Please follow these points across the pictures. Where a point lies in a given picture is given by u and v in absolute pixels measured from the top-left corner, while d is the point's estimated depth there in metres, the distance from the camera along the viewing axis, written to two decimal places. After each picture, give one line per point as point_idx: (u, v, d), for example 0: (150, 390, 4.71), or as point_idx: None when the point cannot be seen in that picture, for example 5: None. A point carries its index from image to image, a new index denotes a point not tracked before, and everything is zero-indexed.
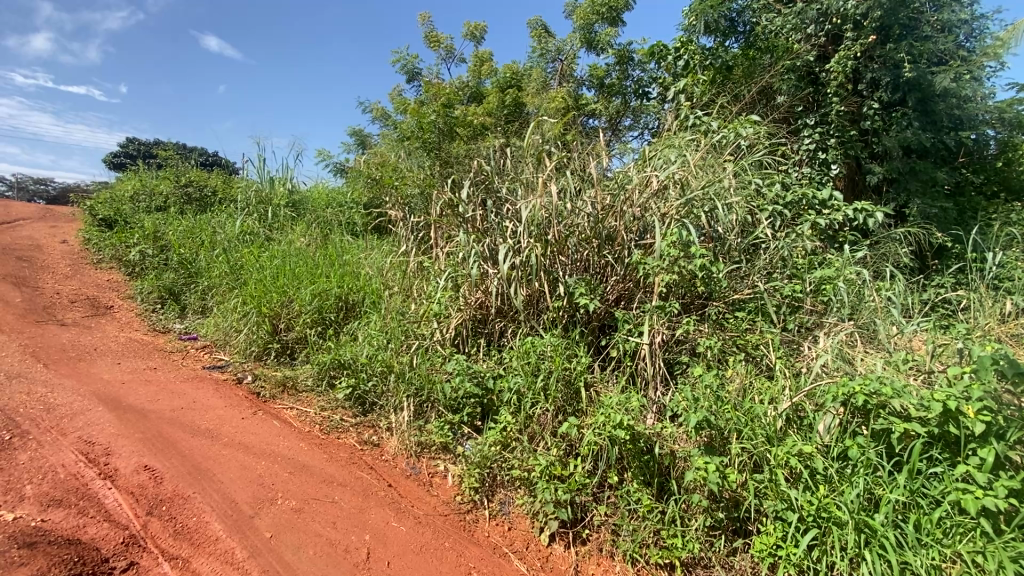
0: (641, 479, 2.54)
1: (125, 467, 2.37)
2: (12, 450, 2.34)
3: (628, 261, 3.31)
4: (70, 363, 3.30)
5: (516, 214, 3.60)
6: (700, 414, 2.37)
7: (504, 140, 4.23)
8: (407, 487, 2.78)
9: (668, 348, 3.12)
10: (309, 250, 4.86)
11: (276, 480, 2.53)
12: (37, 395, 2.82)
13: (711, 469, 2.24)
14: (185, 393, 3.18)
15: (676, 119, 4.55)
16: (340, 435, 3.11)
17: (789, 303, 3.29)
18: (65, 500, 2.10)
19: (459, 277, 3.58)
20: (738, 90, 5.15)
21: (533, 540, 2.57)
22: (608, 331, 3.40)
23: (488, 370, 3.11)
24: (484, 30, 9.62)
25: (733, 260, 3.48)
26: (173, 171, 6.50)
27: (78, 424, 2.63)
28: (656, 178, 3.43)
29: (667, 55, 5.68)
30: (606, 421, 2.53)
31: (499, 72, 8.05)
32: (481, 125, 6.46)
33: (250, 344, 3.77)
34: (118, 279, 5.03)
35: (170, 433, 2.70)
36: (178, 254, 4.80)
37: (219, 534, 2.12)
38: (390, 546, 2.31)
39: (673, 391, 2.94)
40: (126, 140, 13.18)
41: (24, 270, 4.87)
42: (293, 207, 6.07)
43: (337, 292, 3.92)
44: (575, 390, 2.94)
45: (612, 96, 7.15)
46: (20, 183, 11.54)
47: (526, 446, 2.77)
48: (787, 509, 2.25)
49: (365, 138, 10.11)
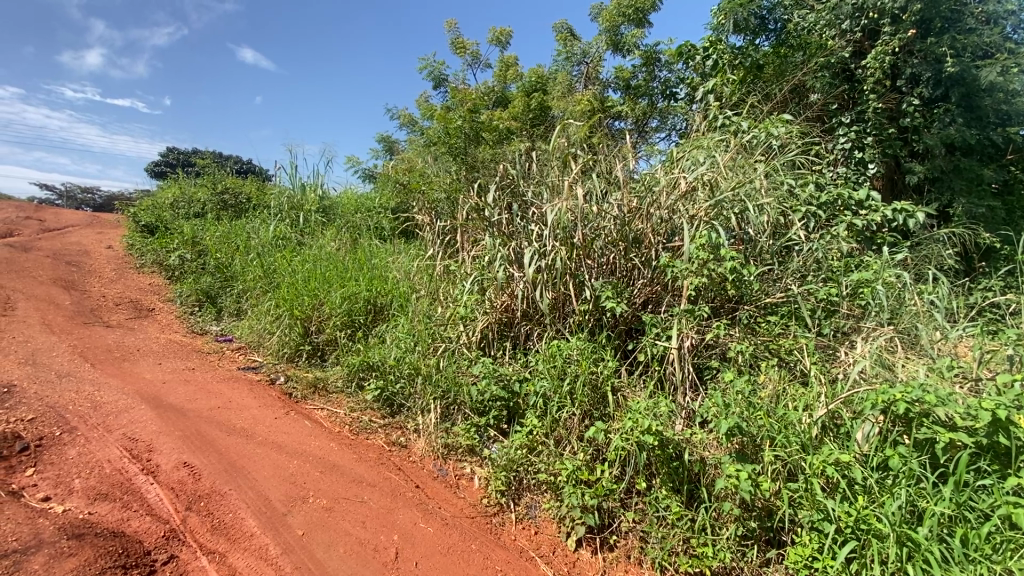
0: (670, 486, 2.51)
1: (166, 463, 2.46)
2: (63, 445, 2.47)
3: (656, 264, 3.28)
4: (116, 363, 3.45)
5: (541, 217, 3.60)
6: (733, 420, 2.29)
7: (530, 143, 4.24)
8: (434, 489, 2.81)
9: (698, 353, 3.09)
10: (340, 254, 4.98)
11: (308, 479, 2.59)
12: (85, 393, 2.96)
13: (743, 478, 2.18)
14: (222, 393, 3.29)
15: (704, 120, 4.49)
16: (369, 436, 3.16)
17: (824, 307, 3.20)
18: (111, 494, 2.20)
19: (485, 281, 3.61)
20: (769, 89, 5.03)
21: (561, 544, 2.56)
22: (635, 336, 3.38)
23: (514, 373, 3.13)
24: (509, 35, 9.70)
25: (764, 262, 3.41)
26: (210, 179, 6.76)
27: (123, 421, 2.74)
28: (685, 179, 3.39)
29: (696, 55, 5.59)
30: (635, 426, 2.50)
31: (525, 77, 8.10)
32: (508, 128, 6.42)
33: (283, 346, 3.88)
34: (159, 283, 5.24)
35: (208, 431, 2.79)
36: (216, 259, 4.97)
37: (254, 530, 2.18)
38: (418, 547, 2.33)
39: (703, 397, 2.89)
40: (168, 150, 13.83)
41: (73, 273, 5.13)
42: (324, 213, 6.21)
43: (366, 295, 3.99)
44: (602, 394, 2.91)
45: (639, 97, 7.09)
46: (69, 192, 12.21)
47: (552, 450, 2.77)
48: (824, 519, 2.18)
49: (393, 145, 10.27)
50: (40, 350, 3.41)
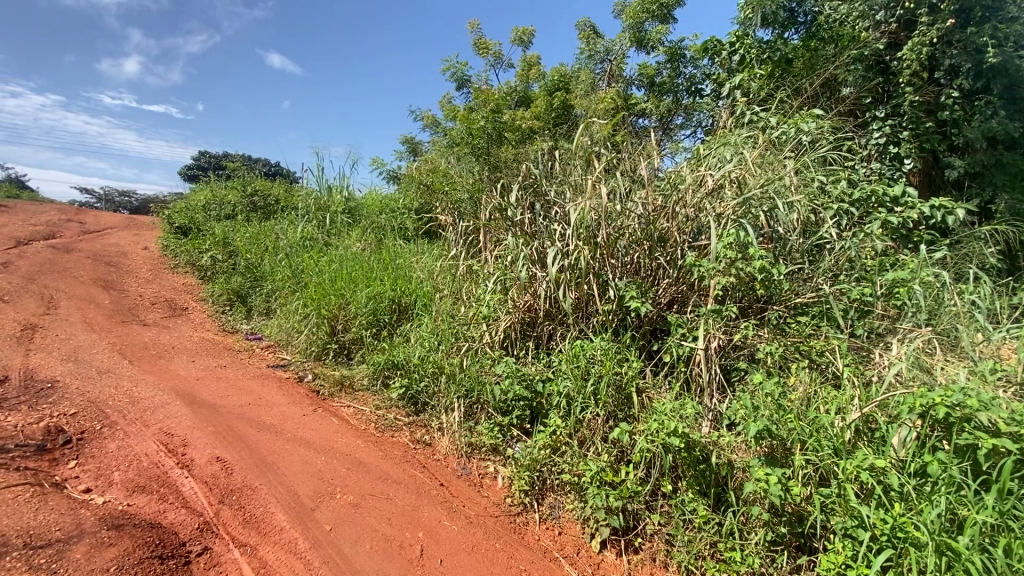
0: (697, 489, 2.47)
1: (200, 458, 2.54)
2: (103, 439, 2.57)
3: (682, 263, 3.24)
4: (152, 360, 3.57)
5: (564, 216, 3.59)
6: (762, 423, 2.24)
7: (553, 143, 4.22)
8: (458, 487, 2.82)
9: (725, 354, 3.05)
10: (364, 254, 5.05)
11: (335, 475, 2.64)
12: (124, 388, 3.08)
13: (772, 482, 2.13)
14: (253, 390, 3.38)
15: (731, 116, 4.40)
16: (394, 434, 3.20)
17: (857, 307, 3.10)
18: (148, 486, 2.28)
19: (508, 281, 3.61)
20: (799, 84, 4.89)
21: (585, 545, 2.54)
22: (660, 336, 3.35)
23: (537, 373, 3.14)
24: (531, 35, 9.69)
25: (794, 261, 3.33)
26: (241, 181, 6.95)
27: (159, 416, 2.84)
28: (711, 177, 3.33)
29: (722, 50, 5.49)
30: (660, 428, 2.47)
31: (547, 76, 8.08)
32: (530, 128, 6.40)
33: (310, 344, 3.96)
34: (192, 283, 5.41)
35: (240, 427, 2.87)
36: (246, 259, 5.11)
37: (284, 524, 2.23)
38: (443, 544, 2.35)
39: (730, 399, 2.84)
40: (200, 154, 14.28)
41: (112, 274, 5.33)
42: (349, 213, 6.30)
43: (390, 295, 4.04)
44: (627, 396, 2.88)
45: (663, 94, 7.01)
46: (108, 195, 12.71)
47: (576, 450, 2.75)
48: (858, 527, 2.09)
49: (416, 146, 10.38)
50: (81, 348, 3.56)
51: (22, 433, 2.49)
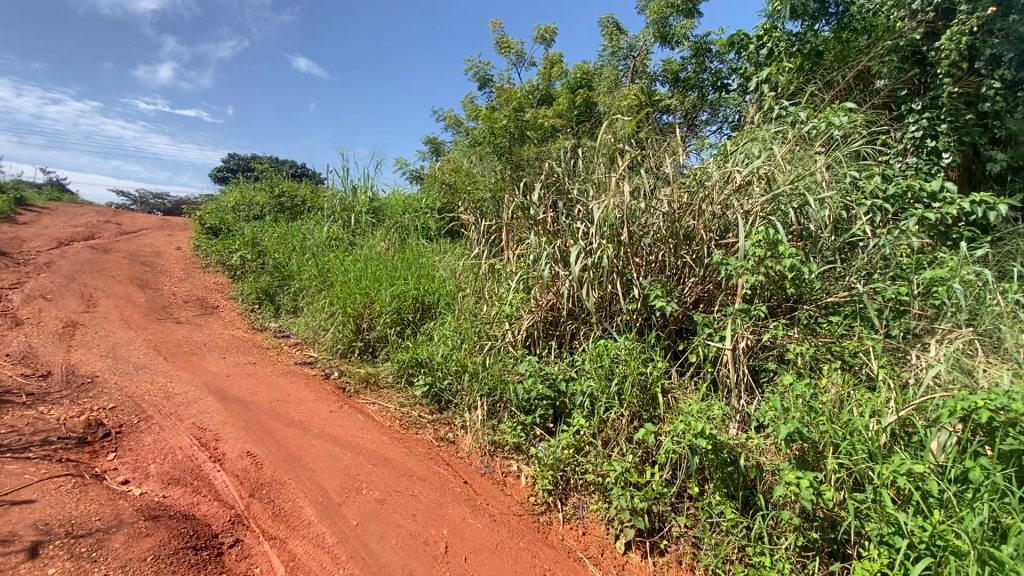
0: (724, 492, 2.42)
1: (231, 452, 2.60)
2: (140, 433, 2.66)
3: (708, 262, 3.18)
4: (185, 357, 3.68)
5: (587, 214, 3.56)
6: (792, 425, 2.17)
7: (576, 140, 4.19)
8: (482, 485, 2.83)
9: (753, 354, 2.99)
10: (388, 253, 5.10)
11: (361, 471, 2.67)
12: (159, 384, 3.18)
13: (803, 486, 2.07)
14: (281, 386, 3.45)
15: (759, 111, 4.30)
16: (418, 431, 3.23)
17: (892, 307, 2.99)
18: (182, 479, 2.36)
19: (531, 279, 3.60)
20: (830, 76, 4.76)
21: (609, 546, 2.52)
22: (686, 336, 3.30)
23: (561, 372, 3.13)
24: (554, 33, 9.66)
25: (826, 260, 3.25)
26: (269, 183, 7.11)
27: (193, 411, 2.92)
28: (739, 173, 3.26)
29: (749, 44, 5.37)
30: (687, 429, 2.43)
31: (570, 73, 8.03)
32: (553, 126, 6.36)
33: (336, 342, 4.02)
34: (223, 282, 5.56)
35: (269, 423, 2.94)
36: (274, 259, 5.23)
37: (312, 518, 2.27)
38: (467, 542, 2.35)
39: (759, 400, 2.79)
40: (230, 156, 14.67)
41: (147, 273, 5.52)
42: (374, 213, 6.38)
43: (414, 294, 4.08)
44: (652, 396, 2.85)
45: (688, 90, 6.91)
46: (143, 197, 13.17)
47: (600, 450, 2.73)
48: (895, 534, 2.01)
49: (439, 146, 10.45)
50: (119, 344, 3.69)
51: (65, 425, 2.60)
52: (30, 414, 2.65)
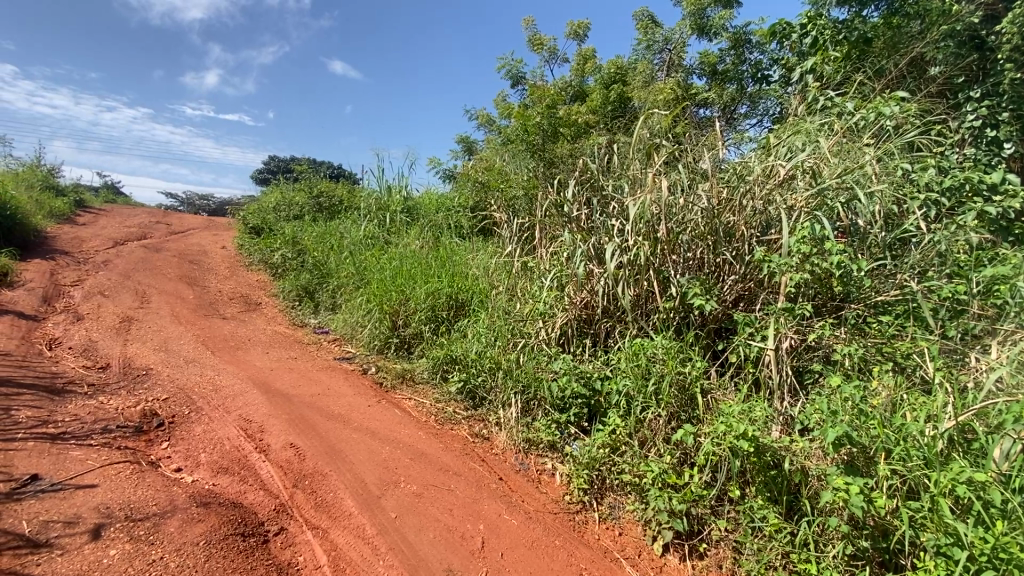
0: (767, 496, 2.36)
1: (276, 443, 2.69)
2: (191, 423, 2.78)
3: (750, 260, 3.11)
4: (231, 351, 3.83)
5: (623, 211, 3.50)
6: (842, 429, 2.08)
7: (610, 136, 4.13)
8: (517, 482, 2.83)
9: (797, 355, 2.89)
10: (422, 252, 5.17)
11: (398, 465, 2.72)
12: (208, 377, 3.32)
13: (853, 492, 1.97)
14: (322, 381, 3.55)
15: (803, 102, 4.14)
16: (454, 427, 3.26)
17: (949, 306, 2.83)
18: (230, 468, 2.46)
19: (565, 277, 3.58)
20: (880, 64, 4.54)
21: (646, 548, 2.48)
22: (725, 336, 3.22)
23: (596, 371, 3.11)
24: (587, 28, 9.57)
25: (875, 257, 3.11)
26: (307, 183, 7.33)
27: (239, 403, 3.04)
28: (782, 167, 3.16)
29: (792, 33, 5.16)
30: (727, 430, 2.38)
31: (604, 69, 7.94)
32: (586, 123, 6.29)
33: (373, 338, 4.09)
34: (265, 280, 5.76)
35: (310, 416, 3.02)
36: (313, 257, 5.39)
37: (352, 510, 2.32)
38: (503, 538, 2.36)
39: (803, 402, 2.70)
40: (270, 158, 15.19)
41: (195, 271, 5.77)
42: (408, 212, 6.48)
43: (448, 291, 4.12)
44: (690, 396, 2.79)
45: (727, 82, 6.73)
46: (189, 199, 13.78)
47: (637, 451, 2.69)
48: (954, 545, 1.88)
49: (472, 145, 10.53)
50: (171, 339, 3.87)
51: (123, 415, 2.75)
52: (91, 404, 2.82)
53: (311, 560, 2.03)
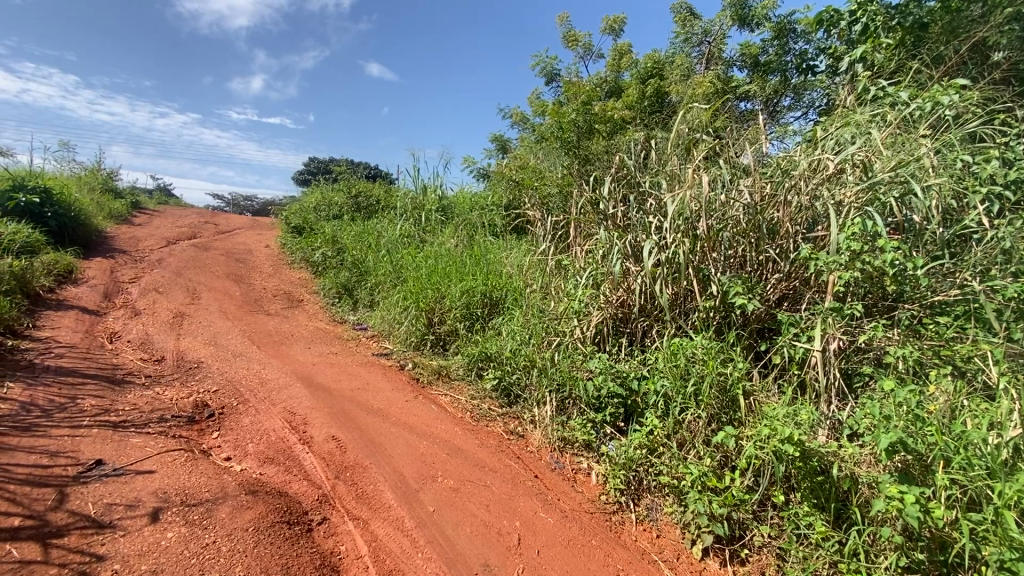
0: (813, 503, 2.29)
1: (318, 435, 2.78)
2: (239, 415, 2.90)
3: (794, 257, 3.01)
4: (275, 346, 3.97)
5: (660, 208, 3.42)
6: (896, 435, 1.97)
7: (647, 132, 4.06)
8: (552, 480, 2.82)
9: (846, 357, 2.78)
10: (457, 250, 5.23)
11: (436, 460, 2.76)
12: (254, 370, 3.45)
13: (908, 502, 1.87)
14: (361, 375, 3.64)
15: (852, 93, 3.95)
16: (489, 424, 3.28)
17: (1016, 307, 2.61)
18: (276, 458, 2.56)
19: (600, 276, 3.54)
20: (938, 51, 4.28)
21: (685, 551, 2.43)
22: (768, 336, 3.13)
23: (632, 370, 3.07)
24: (623, 22, 9.43)
25: (932, 255, 2.95)
26: (346, 184, 7.52)
27: (283, 396, 3.15)
28: (831, 161, 3.03)
29: (839, 21, 4.92)
30: (771, 434, 2.31)
31: (640, 63, 7.80)
32: (622, 118, 6.19)
33: (410, 334, 4.16)
34: (306, 277, 5.95)
35: (351, 410, 3.10)
36: (352, 256, 5.53)
37: (391, 502, 2.38)
38: (540, 536, 2.36)
39: (852, 405, 2.60)
40: (311, 160, 15.68)
41: (241, 269, 6.01)
42: (443, 211, 6.55)
43: (482, 289, 4.15)
44: (732, 398, 2.71)
45: (769, 74, 6.48)
46: (235, 200, 14.37)
47: (675, 452, 2.65)
48: (1021, 561, 1.71)
49: (505, 143, 10.57)
50: (219, 334, 4.05)
51: (177, 406, 2.89)
52: (149, 394, 2.98)
53: (352, 550, 2.09)
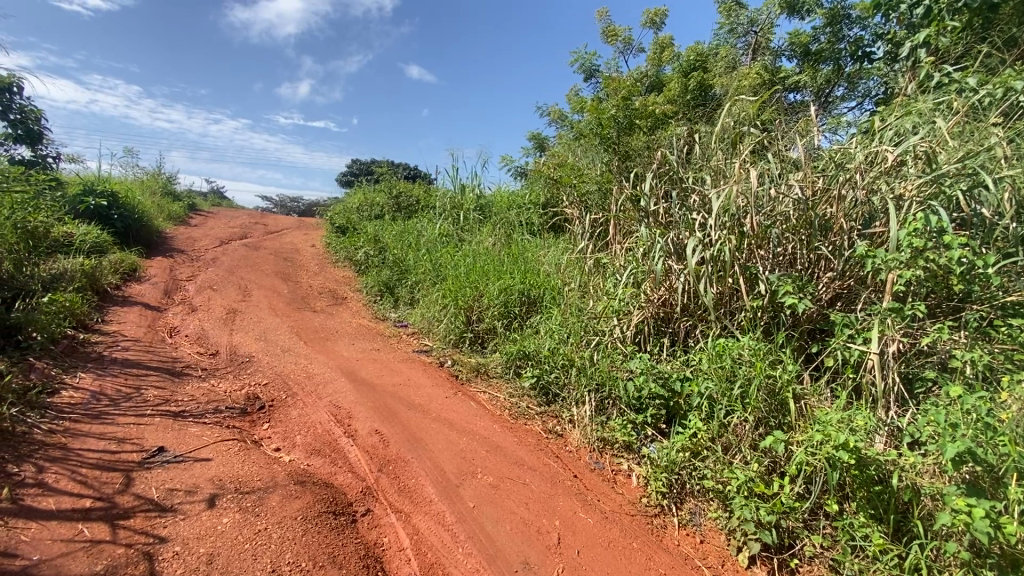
0: (870, 514, 2.18)
1: (362, 429, 2.85)
2: (288, 408, 3.02)
3: (849, 255, 2.86)
4: (321, 342, 4.10)
5: (704, 204, 3.32)
6: (964, 444, 1.84)
7: (690, 126, 3.94)
8: (592, 481, 2.78)
9: (907, 361, 2.63)
10: (495, 249, 5.26)
11: (475, 456, 2.79)
12: (302, 365, 3.58)
13: (977, 517, 1.74)
14: (402, 371, 3.71)
15: (913, 81, 3.71)
16: (527, 422, 3.27)
17: None
18: (322, 450, 2.64)
19: (641, 274, 3.47)
20: (1012, 32, 3.96)
21: (730, 558, 2.36)
22: (820, 338, 3.00)
23: (675, 371, 3.00)
24: (665, 15, 9.23)
25: (1004, 252, 2.74)
26: (387, 184, 7.69)
27: (329, 390, 3.25)
28: (890, 153, 2.86)
29: (900, 5, 4.63)
30: (824, 440, 2.21)
31: (682, 57, 7.61)
32: (663, 113, 6.04)
33: (449, 332, 4.21)
34: (349, 276, 6.12)
35: (393, 404, 3.17)
36: (393, 255, 5.65)
37: (432, 496, 2.41)
38: (580, 536, 2.34)
39: (913, 412, 2.46)
40: (353, 162, 16.14)
41: (288, 267, 6.26)
42: (481, 210, 6.60)
43: (520, 288, 4.15)
44: (781, 402, 2.61)
45: (821, 63, 6.18)
46: (282, 201, 14.99)
47: (720, 456, 2.57)
48: None
49: (543, 141, 10.53)
50: (269, 329, 4.22)
51: (231, 398, 3.04)
52: (205, 386, 3.15)
53: (395, 542, 2.14)
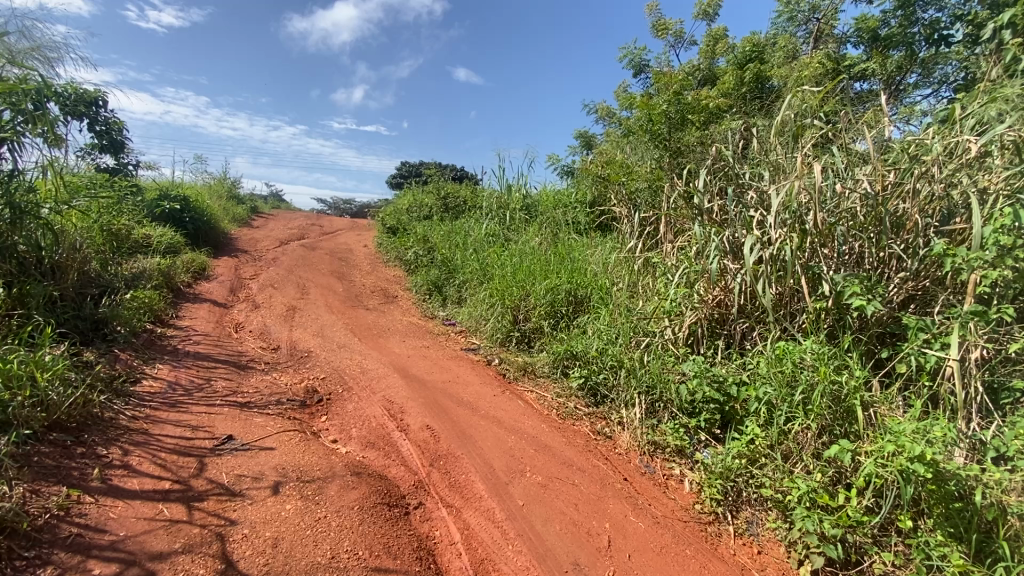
0: (949, 532, 2.02)
1: (414, 424, 2.93)
2: (345, 401, 3.14)
3: (925, 255, 2.67)
4: (374, 339, 4.24)
5: (762, 201, 3.19)
6: None
7: (745, 120, 3.79)
8: (643, 485, 2.73)
9: (992, 369, 2.43)
10: (542, 248, 5.26)
11: (524, 455, 2.80)
12: (357, 361, 3.72)
13: None
14: (452, 369, 3.78)
15: (998, 64, 3.41)
16: (576, 422, 3.25)
17: None
18: (376, 443, 2.73)
19: (694, 274, 3.38)
20: None
21: (791, 571, 2.25)
22: (892, 342, 2.82)
23: (731, 375, 2.90)
24: (718, 5, 8.91)
25: None
26: (435, 185, 7.85)
27: (382, 385, 3.35)
28: (973, 143, 2.59)
29: None
30: (896, 450, 2.08)
31: (737, 48, 7.32)
32: (717, 107, 5.84)
33: (496, 330, 4.24)
34: (400, 275, 6.29)
35: (443, 401, 3.24)
36: (442, 254, 5.76)
37: (482, 493, 2.45)
38: (630, 539, 2.31)
39: (998, 424, 2.27)
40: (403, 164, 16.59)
41: (342, 267, 6.50)
42: (527, 210, 6.61)
43: (567, 287, 4.14)
44: (847, 409, 2.48)
45: (891, 48, 5.78)
46: (337, 203, 15.63)
47: (779, 464, 2.47)
48: None
49: (590, 139, 10.44)
50: (326, 326, 4.40)
51: (291, 391, 3.19)
52: (268, 379, 3.32)
53: (446, 536, 2.19)
